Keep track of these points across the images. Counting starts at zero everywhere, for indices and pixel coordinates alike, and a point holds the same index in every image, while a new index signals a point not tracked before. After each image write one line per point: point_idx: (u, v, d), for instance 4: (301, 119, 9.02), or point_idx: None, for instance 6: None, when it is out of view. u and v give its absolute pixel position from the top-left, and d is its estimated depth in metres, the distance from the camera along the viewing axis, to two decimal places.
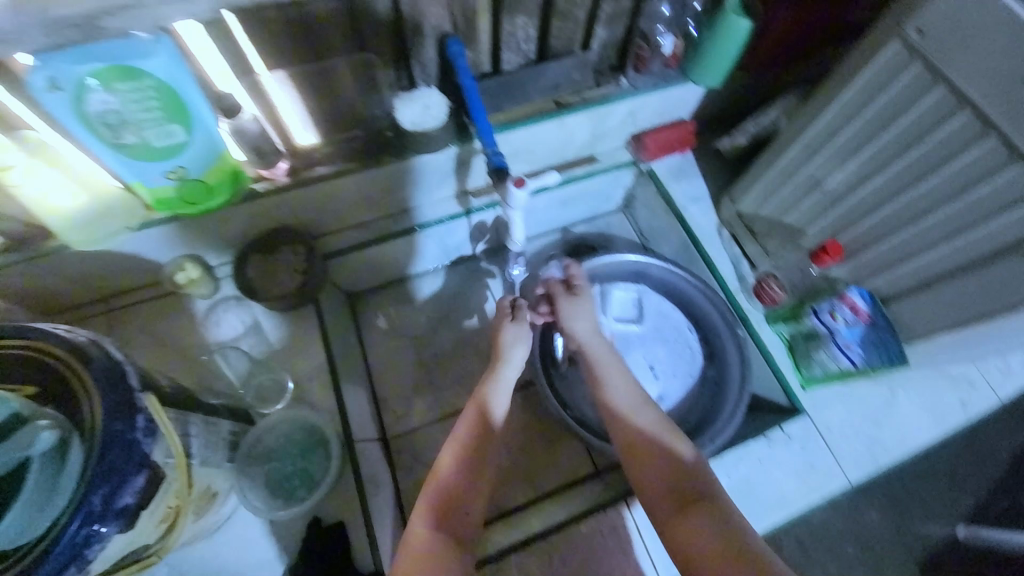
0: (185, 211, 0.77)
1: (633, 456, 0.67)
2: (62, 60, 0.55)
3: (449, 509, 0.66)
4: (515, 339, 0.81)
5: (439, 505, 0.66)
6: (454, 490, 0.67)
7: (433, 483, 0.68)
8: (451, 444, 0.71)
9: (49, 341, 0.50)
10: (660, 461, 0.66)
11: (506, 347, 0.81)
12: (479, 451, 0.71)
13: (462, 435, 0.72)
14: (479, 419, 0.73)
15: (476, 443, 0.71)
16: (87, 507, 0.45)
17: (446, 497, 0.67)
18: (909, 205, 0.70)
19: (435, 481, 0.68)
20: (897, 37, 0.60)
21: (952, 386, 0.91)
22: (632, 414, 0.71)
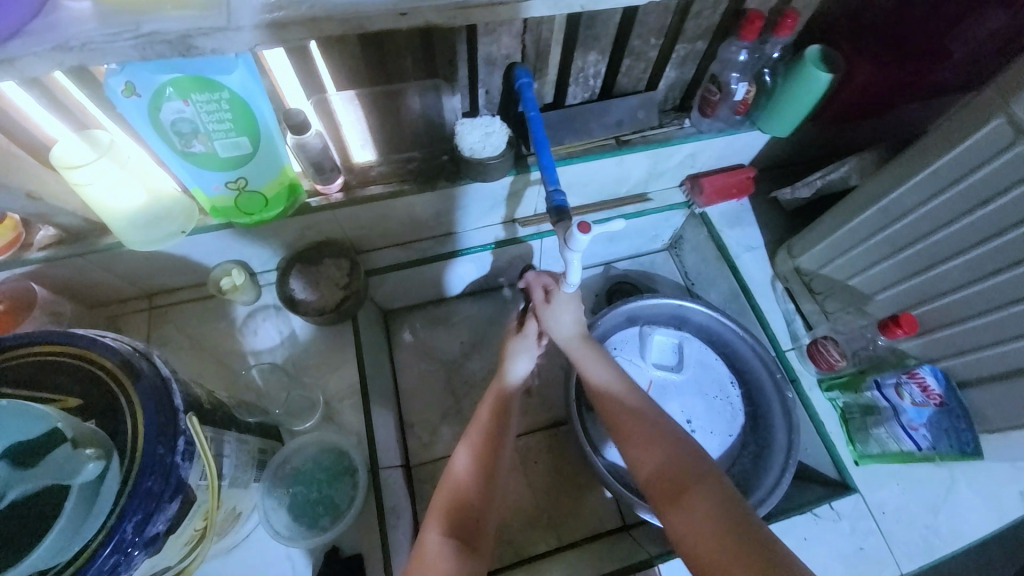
0: (242, 221, 0.75)
1: (643, 455, 0.66)
2: (145, 69, 0.55)
3: (460, 514, 0.66)
4: (519, 350, 0.83)
5: (451, 510, 0.66)
6: (465, 496, 0.67)
7: (446, 489, 0.68)
8: (464, 447, 0.72)
9: (97, 351, 0.50)
10: (658, 450, 0.65)
11: (510, 357, 0.82)
12: (492, 454, 0.71)
13: (474, 436, 0.73)
14: (493, 422, 0.74)
15: (489, 447, 0.72)
16: (120, 534, 0.43)
17: (459, 502, 0.67)
18: (999, 288, 0.65)
19: (448, 487, 0.68)
20: (1003, 113, 0.56)
21: (1012, 475, 0.83)
22: (631, 405, 0.71)
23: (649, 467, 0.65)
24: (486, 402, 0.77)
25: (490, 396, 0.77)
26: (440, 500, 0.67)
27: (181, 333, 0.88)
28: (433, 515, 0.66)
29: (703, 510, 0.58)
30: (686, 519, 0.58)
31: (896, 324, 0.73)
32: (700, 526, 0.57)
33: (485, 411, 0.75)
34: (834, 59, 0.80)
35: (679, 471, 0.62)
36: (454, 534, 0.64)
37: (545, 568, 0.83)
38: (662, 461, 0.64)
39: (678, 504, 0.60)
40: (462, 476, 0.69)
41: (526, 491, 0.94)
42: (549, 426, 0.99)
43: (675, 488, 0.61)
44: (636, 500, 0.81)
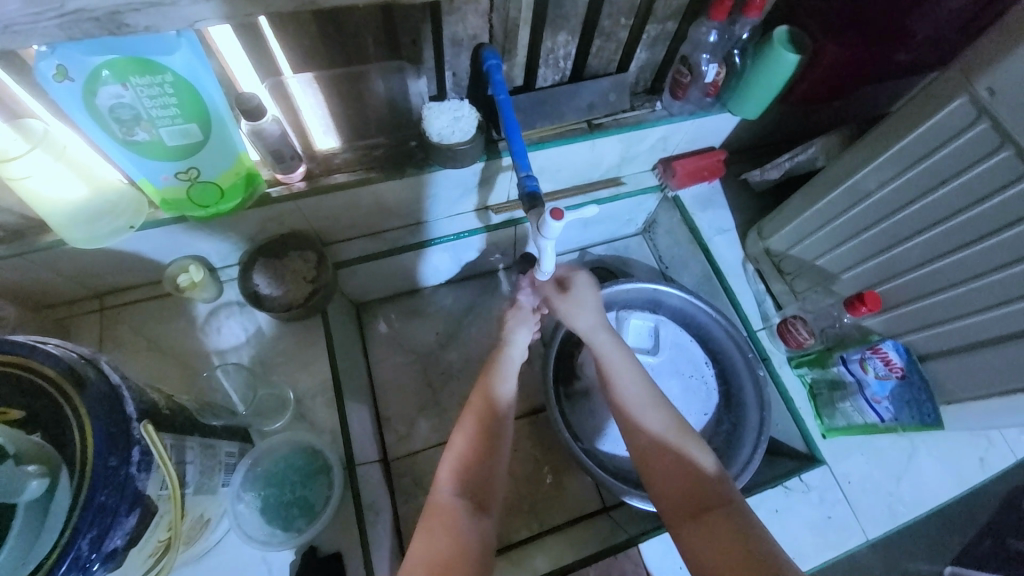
0: (195, 213, 0.70)
1: (662, 474, 0.65)
2: (75, 48, 0.50)
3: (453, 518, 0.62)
4: (519, 323, 0.79)
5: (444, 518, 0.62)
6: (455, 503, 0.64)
7: (438, 505, 0.63)
8: (450, 456, 0.68)
9: (36, 358, 0.46)
10: (673, 467, 0.65)
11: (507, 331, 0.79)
12: (480, 460, 0.67)
13: (460, 447, 0.68)
14: (483, 429, 0.70)
15: (479, 454, 0.68)
16: (75, 552, 0.41)
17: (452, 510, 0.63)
18: (958, 264, 0.67)
19: (436, 498, 0.64)
20: (964, 93, 0.57)
21: (969, 442, 0.89)
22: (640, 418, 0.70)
23: (667, 486, 0.64)
24: (473, 404, 0.72)
25: (476, 402, 0.72)
26: (432, 514, 0.62)
27: (137, 334, 0.83)
28: (422, 521, 0.62)
29: (722, 532, 0.58)
30: (705, 541, 0.58)
31: (861, 301, 0.75)
32: (720, 549, 0.56)
33: (470, 418, 0.71)
34: (801, 40, 0.80)
35: (698, 492, 0.62)
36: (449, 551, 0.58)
37: (527, 553, 0.83)
38: (681, 484, 0.64)
39: (698, 525, 0.59)
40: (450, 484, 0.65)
41: (508, 480, 0.94)
42: (529, 414, 0.99)
43: (694, 508, 0.61)
44: (621, 487, 0.82)
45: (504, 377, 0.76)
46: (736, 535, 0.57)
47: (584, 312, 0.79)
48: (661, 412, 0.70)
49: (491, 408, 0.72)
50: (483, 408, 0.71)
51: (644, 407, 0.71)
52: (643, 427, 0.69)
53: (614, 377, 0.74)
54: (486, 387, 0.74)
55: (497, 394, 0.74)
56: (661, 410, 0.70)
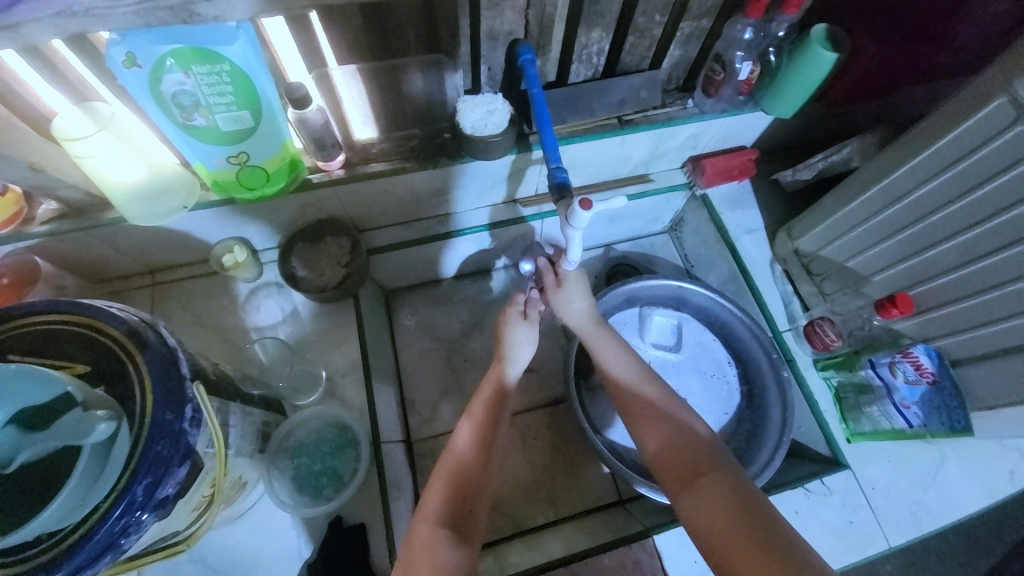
0: (242, 195, 0.74)
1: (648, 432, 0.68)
2: (145, 38, 0.54)
3: (460, 486, 0.67)
4: (525, 339, 0.78)
5: (451, 486, 0.66)
6: (464, 478, 0.67)
7: (448, 462, 0.68)
8: (467, 422, 0.72)
9: (102, 319, 0.50)
10: (661, 424, 0.68)
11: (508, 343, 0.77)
12: (493, 429, 0.72)
13: (478, 412, 0.73)
14: (493, 406, 0.74)
15: (488, 424, 0.72)
16: (130, 496, 0.44)
17: (458, 479, 0.67)
18: (995, 268, 0.66)
19: (450, 459, 0.69)
20: (1005, 92, 0.56)
21: (1002, 455, 0.86)
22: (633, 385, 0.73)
23: (661, 453, 0.66)
24: (483, 392, 0.75)
25: (487, 388, 0.75)
26: (440, 475, 0.68)
27: (184, 309, 0.89)
28: (433, 484, 0.67)
29: (705, 480, 0.60)
30: (700, 507, 0.58)
31: (892, 304, 0.74)
32: (713, 514, 0.57)
33: (486, 391, 0.75)
34: (838, 37, 0.79)
35: (691, 458, 0.63)
36: (447, 524, 0.63)
37: (543, 539, 0.85)
38: (669, 442, 0.66)
39: (692, 491, 0.60)
40: (464, 449, 0.69)
41: (526, 467, 0.96)
42: (548, 405, 1.01)
43: (688, 476, 0.62)
44: (633, 476, 0.83)
45: (515, 362, 0.77)
46: (730, 499, 0.58)
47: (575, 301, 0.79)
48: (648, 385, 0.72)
49: (502, 390, 0.75)
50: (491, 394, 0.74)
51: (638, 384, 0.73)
52: (638, 402, 0.71)
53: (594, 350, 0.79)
54: (498, 372, 0.77)
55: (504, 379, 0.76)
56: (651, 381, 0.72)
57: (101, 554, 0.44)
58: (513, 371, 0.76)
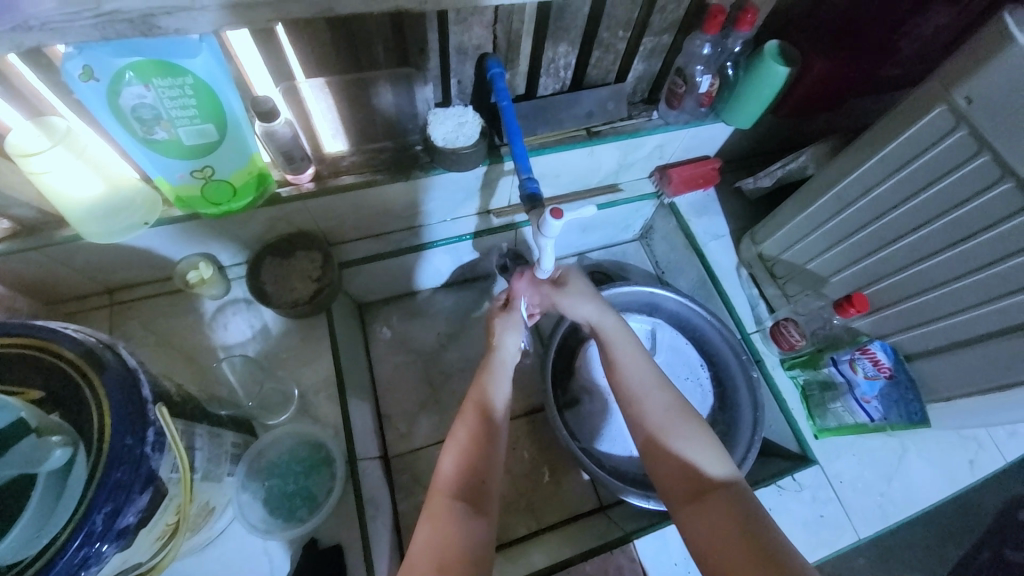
0: (208, 211, 0.73)
1: (663, 454, 0.67)
2: (103, 51, 0.53)
3: (463, 490, 0.65)
4: (507, 328, 0.81)
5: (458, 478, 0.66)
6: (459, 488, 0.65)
7: (435, 487, 0.65)
8: (451, 446, 0.69)
9: (57, 341, 0.48)
10: (676, 446, 0.66)
11: (496, 336, 0.81)
12: (484, 442, 0.69)
13: (462, 437, 0.69)
14: (480, 421, 0.71)
15: (478, 440, 0.69)
16: (89, 526, 0.42)
17: (461, 485, 0.65)
18: (941, 267, 0.70)
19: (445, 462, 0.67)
20: (942, 102, 0.60)
21: (959, 445, 0.90)
22: (644, 398, 0.71)
23: (667, 468, 0.66)
24: (466, 411, 0.72)
25: (470, 408, 0.72)
26: (439, 483, 0.65)
27: (146, 329, 0.86)
28: (432, 490, 0.64)
29: (722, 514, 0.58)
30: (706, 523, 0.59)
31: (850, 303, 0.77)
32: (723, 537, 0.57)
33: (473, 408, 0.72)
34: (790, 53, 0.84)
35: (697, 475, 0.63)
36: (462, 497, 0.64)
37: (526, 550, 0.85)
38: (682, 464, 0.65)
39: (698, 508, 0.61)
40: (454, 472, 0.66)
41: (507, 477, 0.95)
42: (528, 414, 1.01)
43: (694, 491, 0.62)
44: (618, 485, 0.83)
45: (498, 380, 0.76)
46: (738, 520, 0.57)
47: (586, 302, 0.82)
48: (663, 393, 0.71)
49: (488, 408, 0.72)
50: (476, 413, 0.71)
51: (648, 390, 0.72)
52: (642, 410, 0.71)
53: (612, 351, 0.78)
54: (481, 389, 0.75)
55: (490, 396, 0.74)
56: (666, 390, 0.72)
57: None
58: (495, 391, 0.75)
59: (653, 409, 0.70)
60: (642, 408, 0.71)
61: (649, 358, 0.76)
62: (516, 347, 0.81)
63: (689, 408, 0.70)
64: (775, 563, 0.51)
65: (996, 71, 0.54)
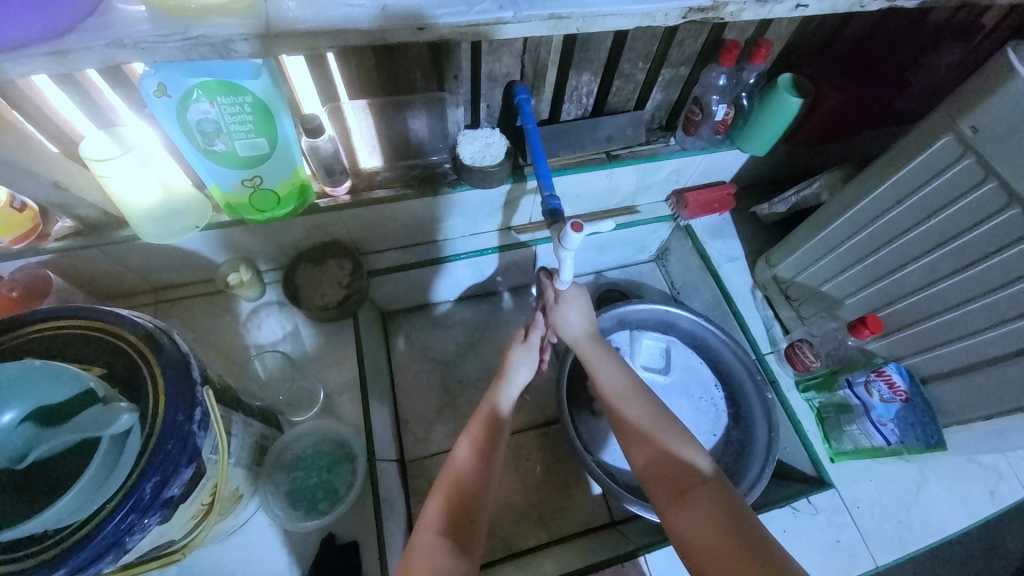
0: (252, 217, 0.79)
1: (647, 457, 0.70)
2: (177, 72, 0.59)
3: (453, 517, 0.66)
4: (522, 360, 0.83)
5: (452, 498, 0.68)
6: (466, 485, 0.69)
7: (447, 478, 0.70)
8: (465, 439, 0.74)
9: (120, 325, 0.53)
10: (655, 448, 0.70)
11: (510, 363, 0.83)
12: (490, 441, 0.74)
13: (474, 429, 0.75)
14: (488, 423, 0.76)
15: (482, 452, 0.72)
16: (138, 494, 0.46)
17: (451, 518, 0.66)
18: (955, 290, 0.72)
19: (444, 489, 0.69)
20: (950, 131, 0.63)
21: (980, 475, 0.89)
22: (624, 405, 0.76)
23: (651, 470, 0.69)
24: (480, 412, 0.78)
25: (482, 410, 0.77)
26: (441, 489, 0.69)
27: (187, 327, 0.91)
28: (429, 512, 0.67)
29: (703, 510, 0.61)
30: (688, 519, 0.61)
31: (863, 324, 0.79)
32: (704, 532, 0.59)
33: (484, 412, 0.77)
34: (803, 86, 0.88)
35: (678, 473, 0.66)
36: (449, 533, 0.64)
37: (537, 560, 0.85)
38: (663, 464, 0.68)
39: (682, 506, 0.63)
40: (464, 464, 0.71)
41: (520, 488, 0.96)
42: (541, 426, 1.03)
43: (676, 489, 0.65)
44: (626, 495, 0.84)
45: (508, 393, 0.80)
46: (719, 514, 0.60)
47: (575, 321, 0.84)
48: (642, 400, 0.76)
49: (495, 414, 0.77)
50: (488, 416, 0.76)
51: (627, 397, 0.76)
52: (627, 419, 0.74)
53: (595, 370, 0.81)
54: (495, 394, 0.80)
55: (499, 402, 0.79)
56: (643, 397, 0.76)
57: (104, 552, 0.45)
58: (507, 394, 0.80)
59: (636, 417, 0.74)
60: (622, 416, 0.75)
61: (626, 367, 0.81)
62: (529, 379, 0.84)
63: (669, 414, 0.74)
64: (752, 554, 0.55)
65: (1003, 102, 0.57)
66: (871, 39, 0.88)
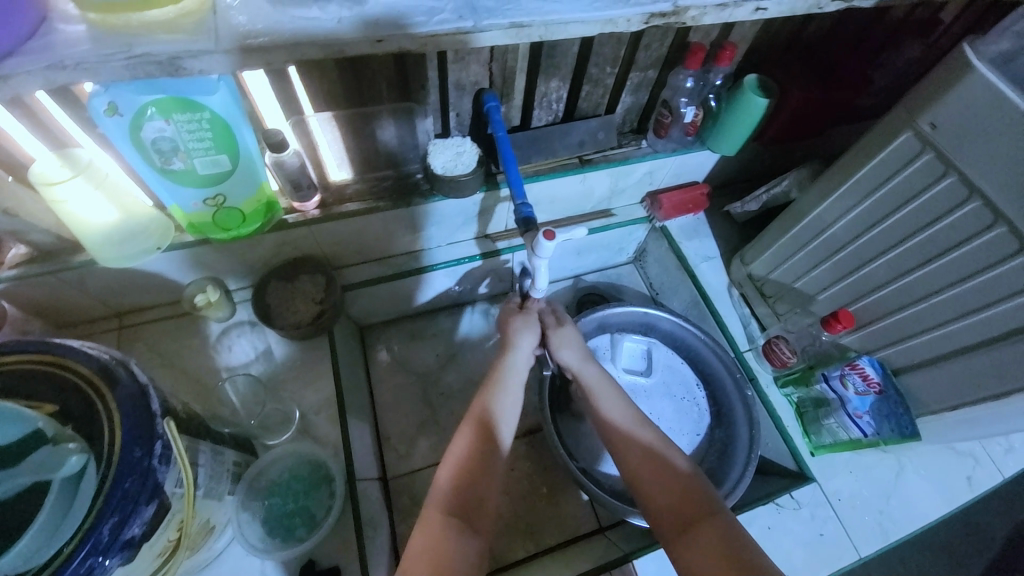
0: (218, 236, 0.76)
1: (653, 487, 0.67)
2: (128, 89, 0.57)
3: (455, 501, 0.66)
4: (523, 326, 0.83)
5: (461, 481, 0.68)
6: (458, 489, 0.67)
7: (434, 498, 0.66)
8: (454, 450, 0.70)
9: (74, 359, 0.50)
10: (663, 480, 0.67)
11: (511, 330, 0.82)
12: (488, 437, 0.71)
13: (462, 444, 0.71)
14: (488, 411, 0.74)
15: (477, 450, 0.70)
16: (96, 536, 0.43)
17: (452, 499, 0.66)
18: (921, 283, 0.73)
19: (442, 477, 0.68)
20: (910, 128, 0.65)
21: (956, 461, 0.91)
22: (630, 432, 0.73)
23: (656, 502, 0.66)
24: (468, 418, 0.74)
25: (471, 417, 0.73)
26: (432, 506, 0.66)
27: (153, 351, 0.88)
28: (422, 512, 0.65)
29: (711, 546, 0.58)
30: (695, 555, 0.59)
31: (836, 319, 0.80)
32: (712, 569, 0.56)
33: (482, 403, 0.75)
34: (769, 86, 0.89)
35: (686, 506, 0.64)
36: (454, 514, 0.65)
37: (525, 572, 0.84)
38: (671, 495, 0.65)
39: (688, 541, 0.60)
40: (453, 476, 0.68)
41: (505, 499, 0.95)
42: (525, 434, 1.02)
43: (683, 522, 0.62)
44: (617, 503, 0.83)
45: (505, 393, 0.76)
46: (727, 547, 0.58)
47: (570, 348, 0.82)
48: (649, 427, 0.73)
49: (494, 403, 0.75)
50: (477, 420, 0.72)
51: (632, 426, 0.73)
52: (631, 442, 0.72)
53: (594, 397, 0.78)
54: (496, 380, 0.78)
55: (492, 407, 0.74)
56: (647, 426, 0.73)
57: None
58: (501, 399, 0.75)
59: (643, 444, 0.71)
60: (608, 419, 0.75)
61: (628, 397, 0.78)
62: (533, 347, 0.83)
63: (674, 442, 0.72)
64: None
65: (959, 98, 0.59)
66: (834, 38, 0.90)
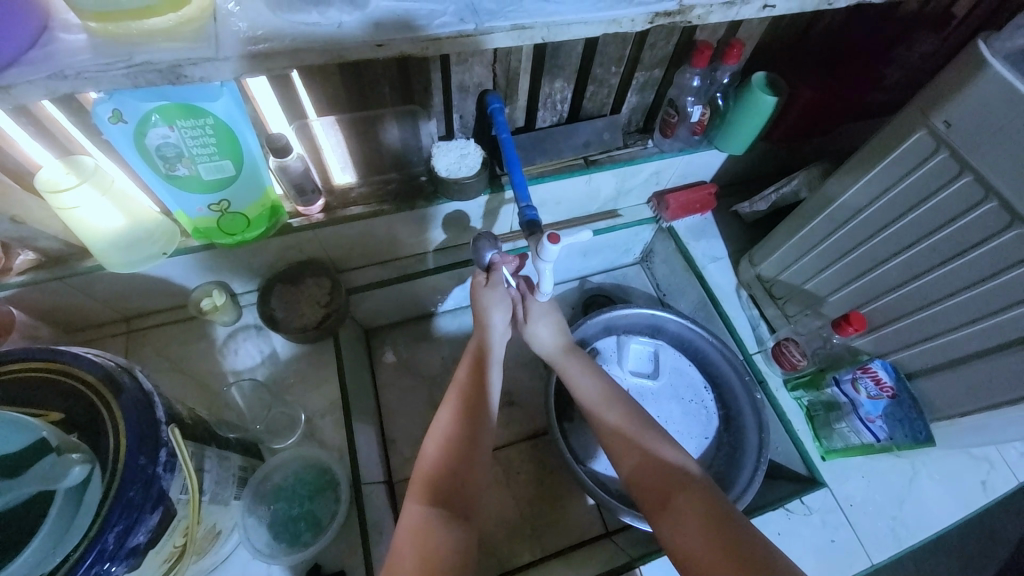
0: (223, 240, 0.76)
1: (633, 461, 0.69)
2: (132, 96, 0.57)
3: (439, 492, 0.66)
4: (492, 303, 0.78)
5: (444, 467, 0.68)
6: (442, 474, 0.67)
7: (417, 482, 0.67)
8: (435, 434, 0.71)
9: (81, 366, 0.51)
10: (638, 454, 0.69)
11: (484, 308, 0.78)
12: (469, 420, 0.72)
13: (444, 423, 0.72)
14: (463, 402, 0.73)
15: (459, 432, 0.71)
16: (101, 545, 0.43)
17: (436, 489, 0.66)
18: (935, 285, 0.71)
19: (421, 472, 0.68)
20: (924, 126, 0.63)
21: (971, 466, 0.89)
22: (602, 411, 0.75)
23: (635, 475, 0.68)
24: (449, 396, 0.75)
25: (451, 396, 0.74)
26: (414, 490, 0.66)
27: (160, 355, 0.89)
28: (408, 492, 0.66)
29: (687, 515, 0.61)
30: (673, 526, 0.61)
31: (847, 322, 0.78)
32: (689, 537, 0.59)
33: (453, 396, 0.74)
34: (778, 84, 0.87)
35: (661, 476, 0.66)
36: (438, 503, 0.65)
37: None
38: (647, 467, 0.68)
39: (665, 510, 0.63)
40: (435, 459, 0.69)
41: (512, 502, 0.95)
42: (531, 437, 1.01)
43: (659, 494, 0.65)
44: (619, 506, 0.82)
45: (487, 372, 0.77)
46: (703, 515, 0.61)
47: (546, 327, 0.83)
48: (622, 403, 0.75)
49: (474, 391, 0.75)
50: (458, 400, 0.73)
51: (602, 403, 0.76)
52: (603, 421, 0.75)
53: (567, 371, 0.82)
54: (468, 367, 0.77)
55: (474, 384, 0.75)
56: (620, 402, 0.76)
57: None
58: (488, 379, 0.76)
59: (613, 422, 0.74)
60: (599, 422, 0.75)
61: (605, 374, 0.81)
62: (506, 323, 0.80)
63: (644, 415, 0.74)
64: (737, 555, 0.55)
65: (974, 96, 0.57)
66: (849, 33, 0.88)
